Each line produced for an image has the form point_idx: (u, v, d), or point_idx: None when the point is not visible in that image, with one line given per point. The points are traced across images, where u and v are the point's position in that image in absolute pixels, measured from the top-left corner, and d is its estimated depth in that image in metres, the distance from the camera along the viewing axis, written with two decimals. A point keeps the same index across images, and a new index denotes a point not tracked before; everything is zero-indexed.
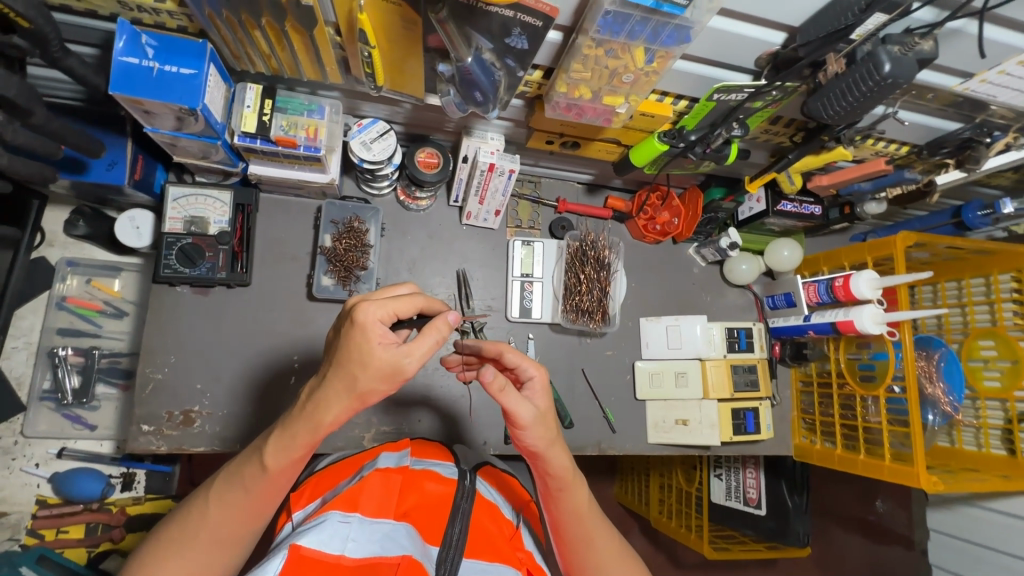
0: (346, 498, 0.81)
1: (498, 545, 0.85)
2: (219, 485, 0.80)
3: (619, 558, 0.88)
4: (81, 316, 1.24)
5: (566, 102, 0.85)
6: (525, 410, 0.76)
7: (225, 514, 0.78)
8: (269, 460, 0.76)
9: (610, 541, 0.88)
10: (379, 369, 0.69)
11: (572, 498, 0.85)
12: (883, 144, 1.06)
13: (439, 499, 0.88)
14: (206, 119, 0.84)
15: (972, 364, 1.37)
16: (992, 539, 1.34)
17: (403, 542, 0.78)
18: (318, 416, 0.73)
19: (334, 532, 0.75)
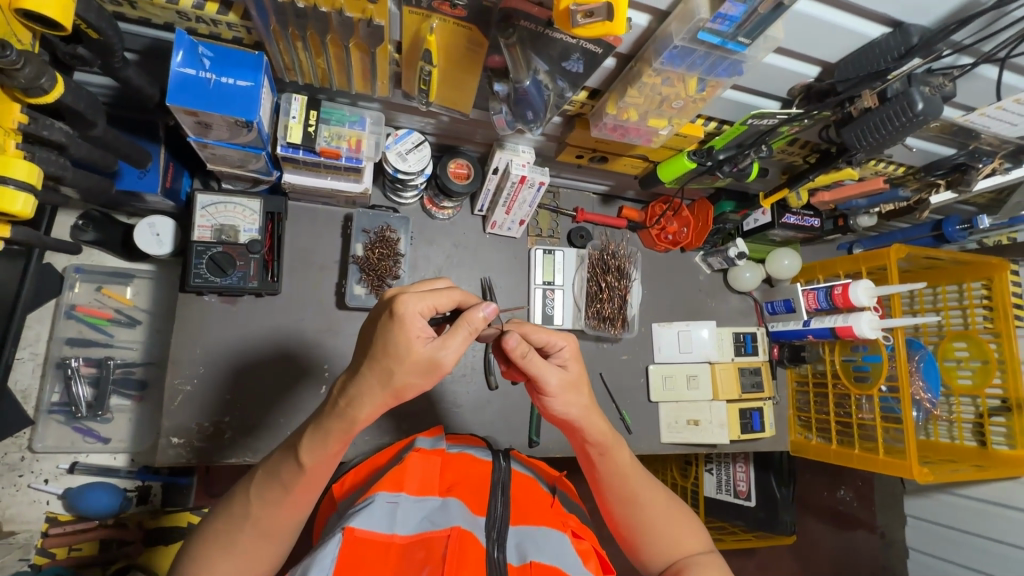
0: (389, 479, 0.82)
1: (543, 512, 0.83)
2: (257, 482, 0.75)
3: (665, 510, 0.88)
4: (91, 325, 1.19)
5: (613, 123, 0.89)
6: (551, 374, 0.80)
7: (267, 510, 0.74)
8: (307, 456, 0.72)
9: (654, 495, 0.89)
10: (416, 364, 0.66)
11: (613, 456, 0.88)
12: (884, 165, 1.16)
13: (478, 476, 0.88)
14: (259, 131, 0.84)
15: (947, 364, 1.47)
16: (975, 526, 1.50)
17: (451, 514, 0.77)
18: (350, 414, 0.70)
19: (381, 513, 0.75)
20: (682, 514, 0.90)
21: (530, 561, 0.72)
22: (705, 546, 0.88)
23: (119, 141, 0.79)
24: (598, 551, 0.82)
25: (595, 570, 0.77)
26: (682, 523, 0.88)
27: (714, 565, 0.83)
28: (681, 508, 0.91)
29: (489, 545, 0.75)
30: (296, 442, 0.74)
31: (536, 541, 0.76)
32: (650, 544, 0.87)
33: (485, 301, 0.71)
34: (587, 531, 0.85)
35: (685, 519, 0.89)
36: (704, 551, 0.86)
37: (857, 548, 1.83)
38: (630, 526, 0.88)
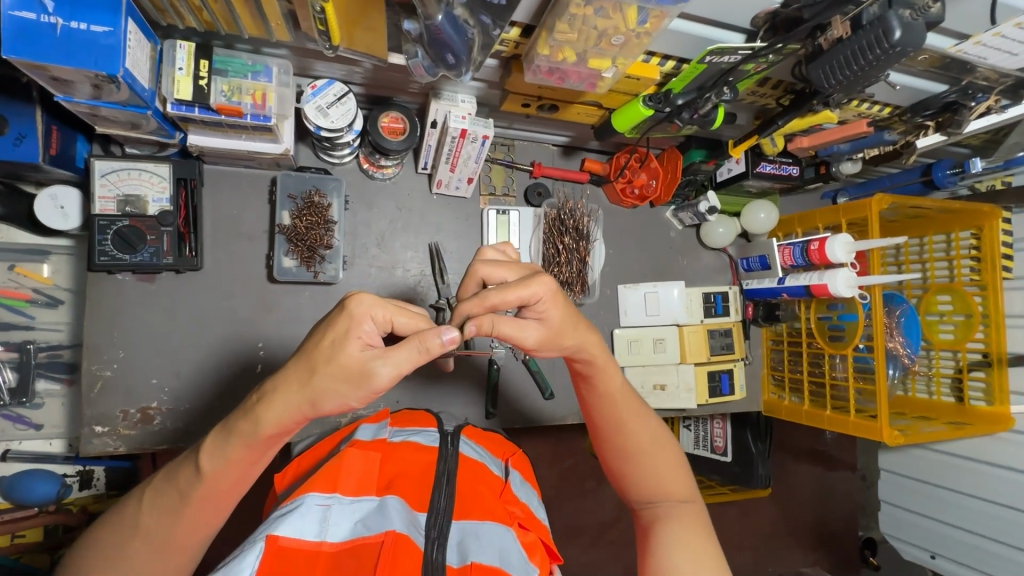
0: (323, 477, 0.70)
1: (489, 502, 0.74)
2: (152, 488, 0.67)
3: (658, 449, 0.82)
4: (7, 307, 1.11)
5: (548, 66, 0.78)
6: (527, 334, 0.73)
7: (161, 521, 0.66)
8: (207, 460, 0.64)
9: (650, 432, 0.83)
10: (346, 369, 0.59)
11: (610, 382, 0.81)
12: (868, 106, 1.03)
13: (422, 465, 0.77)
14: (128, 87, 0.73)
15: (929, 319, 1.38)
16: (944, 479, 1.50)
17: (389, 514, 0.66)
18: (258, 414, 0.61)
19: (310, 519, 0.64)
20: (675, 456, 0.84)
21: (470, 563, 0.64)
22: (692, 493, 0.83)
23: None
24: (545, 541, 0.76)
25: (539, 564, 0.72)
26: (673, 466, 0.82)
27: (697, 520, 0.79)
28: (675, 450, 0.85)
29: (426, 546, 0.65)
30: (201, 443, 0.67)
31: (480, 539, 0.67)
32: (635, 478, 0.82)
33: (446, 330, 0.61)
34: (536, 520, 0.78)
35: (677, 462, 0.83)
36: (691, 500, 0.82)
37: (831, 500, 1.83)
38: (616, 455, 0.83)
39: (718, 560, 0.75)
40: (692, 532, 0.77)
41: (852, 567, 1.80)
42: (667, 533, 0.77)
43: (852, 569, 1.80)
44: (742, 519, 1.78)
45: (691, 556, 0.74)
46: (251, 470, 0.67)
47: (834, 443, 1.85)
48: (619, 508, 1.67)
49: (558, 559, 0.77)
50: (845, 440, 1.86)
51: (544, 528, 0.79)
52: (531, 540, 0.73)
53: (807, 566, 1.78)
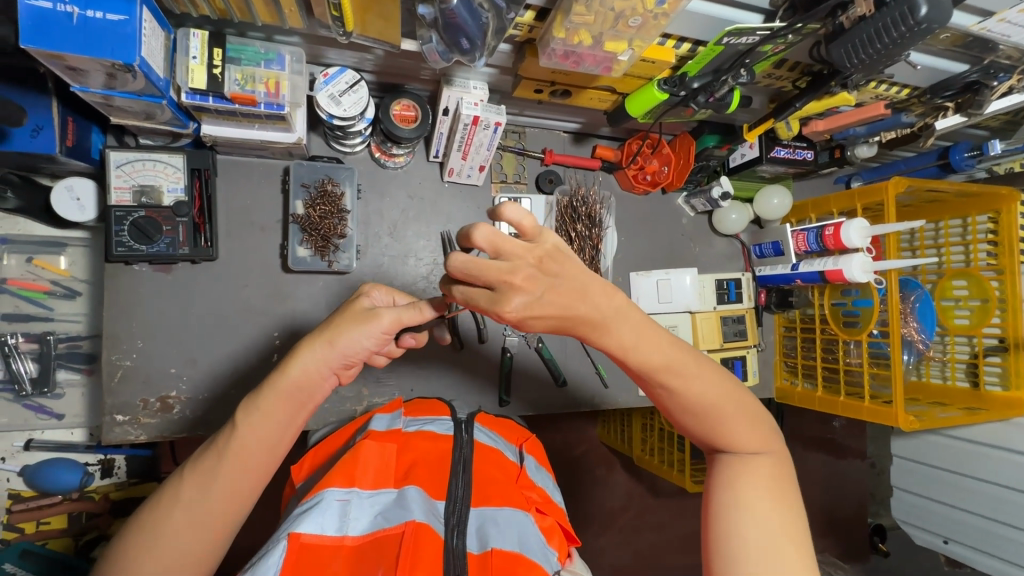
0: (341, 471, 0.70)
1: (506, 489, 0.74)
2: (191, 464, 0.71)
3: (723, 407, 0.74)
4: (26, 299, 1.12)
5: (563, 49, 0.77)
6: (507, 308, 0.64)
7: (201, 492, 0.69)
8: (244, 423, 0.70)
9: (713, 390, 0.73)
10: (357, 316, 0.75)
11: (658, 345, 0.69)
12: (885, 87, 1.02)
13: (438, 455, 0.78)
14: (144, 76, 0.73)
15: (943, 304, 1.37)
16: (957, 464, 1.49)
17: (409, 505, 0.66)
18: (286, 366, 0.72)
19: (331, 514, 0.65)
20: (742, 410, 0.76)
21: (491, 549, 0.63)
22: (762, 444, 0.76)
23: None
24: (563, 525, 0.77)
25: (558, 547, 0.73)
26: (740, 422, 0.75)
27: (767, 476, 0.73)
28: (742, 401, 0.77)
29: (447, 535, 0.66)
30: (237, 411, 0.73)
31: (499, 525, 0.67)
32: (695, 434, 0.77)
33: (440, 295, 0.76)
34: (553, 504, 0.79)
35: (745, 417, 0.75)
36: (761, 454, 0.76)
37: (840, 486, 1.84)
38: (675, 414, 0.76)
39: (792, 516, 0.71)
40: (762, 490, 0.72)
41: (863, 553, 1.80)
42: (735, 491, 0.72)
43: (862, 555, 1.80)
44: None
45: (762, 515, 0.70)
46: (283, 434, 0.73)
47: (845, 430, 1.85)
48: (630, 495, 1.68)
49: (576, 542, 0.78)
50: (855, 426, 1.86)
51: (562, 511, 0.80)
52: (550, 525, 0.74)
53: (818, 552, 1.79)
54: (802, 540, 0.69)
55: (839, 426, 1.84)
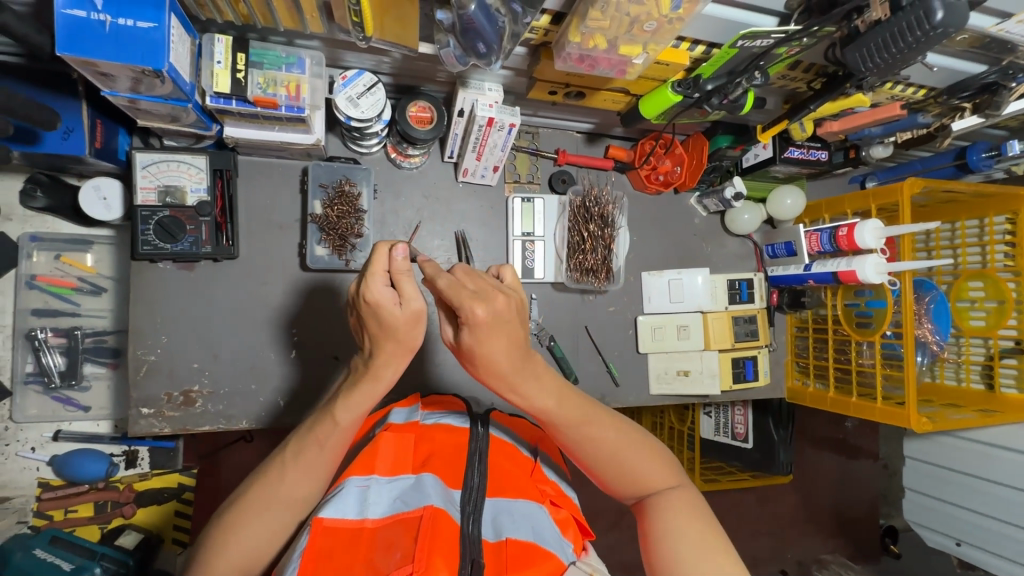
0: (360, 461, 0.73)
1: (520, 482, 0.76)
2: (291, 450, 0.73)
3: (631, 446, 0.81)
4: (54, 295, 1.16)
5: (578, 53, 0.78)
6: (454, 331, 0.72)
7: (301, 476, 0.71)
8: (344, 413, 0.71)
9: (620, 431, 0.81)
10: (406, 324, 0.66)
11: (568, 394, 0.79)
12: (901, 88, 1.01)
13: (454, 446, 0.79)
14: (172, 81, 0.75)
15: (958, 305, 1.35)
16: (970, 467, 1.48)
17: (426, 491, 0.68)
18: (376, 372, 0.70)
19: (351, 500, 0.67)
20: (649, 448, 0.82)
21: (506, 539, 0.66)
22: (674, 477, 0.81)
23: (8, 100, 0.74)
24: (578, 518, 0.78)
25: (574, 540, 0.74)
26: (650, 459, 0.81)
27: (687, 503, 0.77)
28: (647, 440, 0.84)
29: (463, 521, 0.68)
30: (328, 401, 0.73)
31: (513, 517, 0.69)
32: (614, 482, 0.81)
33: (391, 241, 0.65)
34: (567, 497, 0.80)
35: (651, 453, 0.82)
36: (677, 486, 0.80)
37: (850, 485, 1.84)
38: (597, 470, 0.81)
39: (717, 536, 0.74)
40: (686, 516, 0.75)
41: (873, 553, 1.80)
42: (664, 522, 0.75)
43: (873, 555, 1.80)
44: (762, 505, 1.79)
45: (691, 537, 0.72)
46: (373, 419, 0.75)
47: (856, 431, 1.84)
48: None
49: (591, 536, 0.79)
50: (867, 427, 1.85)
51: (576, 506, 0.82)
52: (564, 516, 0.76)
53: (828, 552, 1.79)
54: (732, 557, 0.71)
55: (851, 426, 1.84)
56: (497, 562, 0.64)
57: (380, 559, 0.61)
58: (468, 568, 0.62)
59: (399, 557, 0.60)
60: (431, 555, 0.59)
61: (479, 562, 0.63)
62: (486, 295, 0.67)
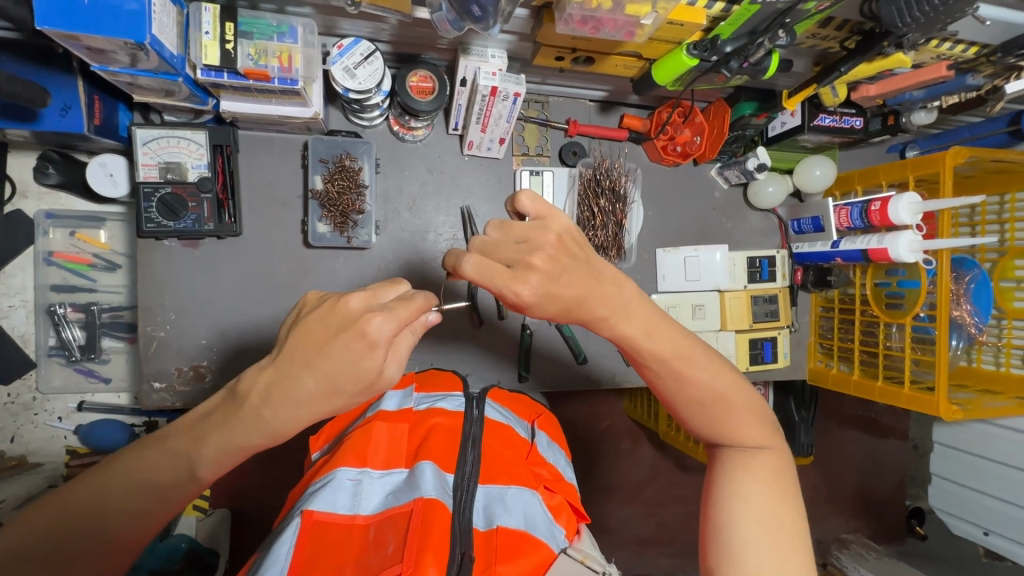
0: (352, 449, 0.70)
1: (515, 466, 0.74)
2: (124, 482, 0.65)
3: (726, 394, 0.76)
4: (72, 271, 1.19)
5: (581, 15, 0.73)
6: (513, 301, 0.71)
7: (131, 524, 0.65)
8: (204, 468, 0.65)
9: (719, 380, 0.76)
10: (361, 383, 0.61)
11: (666, 334, 0.74)
12: (949, 45, 0.90)
13: (448, 430, 0.76)
14: (157, 54, 0.74)
15: (1002, 285, 1.24)
16: (1004, 455, 1.39)
17: (417, 482, 0.65)
18: (267, 421, 0.62)
19: (342, 493, 0.65)
20: (746, 404, 0.77)
21: (496, 527, 0.64)
22: (766, 439, 0.77)
23: None
24: (573, 502, 0.76)
25: (567, 524, 0.73)
26: (744, 417, 0.76)
27: (767, 471, 0.74)
28: (747, 395, 0.78)
29: (456, 508, 0.65)
30: (188, 443, 0.65)
31: (506, 505, 0.67)
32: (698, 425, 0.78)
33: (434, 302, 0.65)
34: (564, 481, 0.78)
35: (743, 406, 0.77)
36: (759, 449, 0.76)
37: (876, 467, 1.78)
38: (683, 410, 0.78)
39: (791, 515, 0.71)
40: (762, 485, 0.73)
41: (894, 536, 1.75)
42: (734, 481, 0.74)
43: (896, 537, 1.76)
44: None
45: (755, 507, 0.71)
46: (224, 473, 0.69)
47: (882, 412, 1.77)
48: (651, 469, 1.66)
49: (586, 519, 0.77)
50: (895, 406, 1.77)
51: (573, 489, 0.80)
52: (558, 502, 0.74)
53: (845, 533, 1.74)
54: (795, 526, 0.70)
55: (877, 406, 1.77)
56: (486, 552, 0.62)
57: (372, 555, 0.59)
58: (459, 560, 0.59)
59: (390, 553, 0.58)
60: (421, 553, 0.56)
61: (470, 554, 0.59)
62: (527, 261, 0.64)
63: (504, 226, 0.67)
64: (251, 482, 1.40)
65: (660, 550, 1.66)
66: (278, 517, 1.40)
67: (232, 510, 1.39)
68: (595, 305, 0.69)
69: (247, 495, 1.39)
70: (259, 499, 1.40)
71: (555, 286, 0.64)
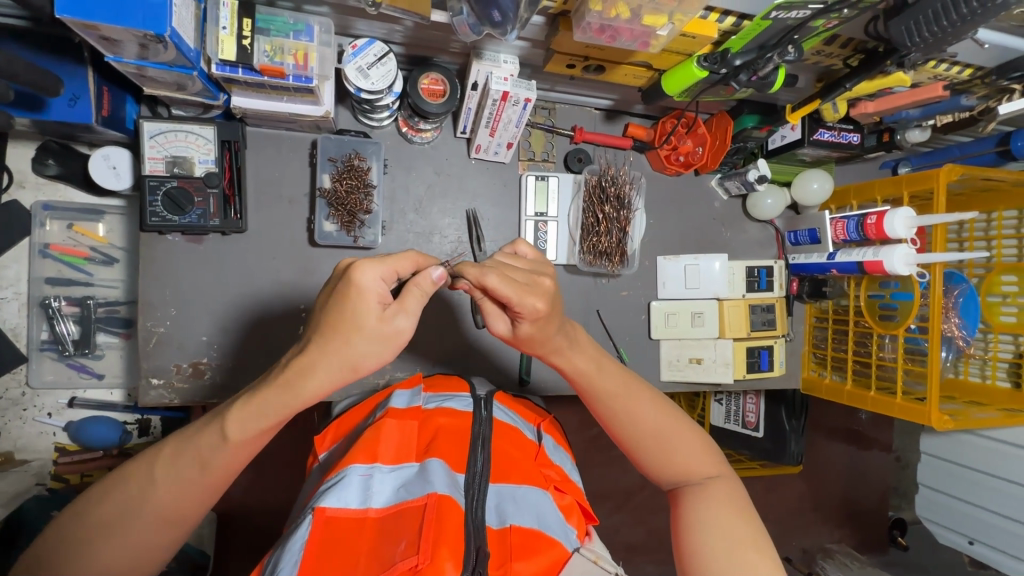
0: (363, 447, 0.70)
1: (525, 467, 0.74)
2: (165, 456, 0.67)
3: (671, 428, 0.81)
4: (68, 264, 1.17)
5: (599, 23, 0.74)
6: (499, 323, 0.75)
7: (171, 495, 0.66)
8: (235, 432, 0.64)
9: (661, 415, 0.81)
10: (370, 336, 0.60)
11: (606, 372, 0.81)
12: (945, 66, 0.94)
13: (458, 427, 0.76)
14: (176, 47, 0.74)
15: (988, 300, 1.28)
16: (989, 466, 1.43)
17: (429, 478, 0.65)
18: (298, 385, 0.62)
19: (353, 488, 0.65)
20: (692, 434, 0.82)
21: (509, 525, 0.64)
22: (715, 468, 0.80)
23: (9, 64, 0.73)
24: (582, 503, 0.77)
25: (577, 525, 0.73)
26: (692, 447, 0.81)
27: (726, 497, 0.76)
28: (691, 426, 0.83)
29: (468, 506, 0.65)
30: (225, 409, 0.66)
31: (517, 504, 0.67)
32: (653, 462, 0.82)
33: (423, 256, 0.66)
34: (571, 482, 0.79)
35: (691, 439, 0.81)
36: (716, 476, 0.79)
37: (862, 478, 1.81)
38: (634, 448, 0.82)
39: (758, 534, 0.73)
40: (721, 509, 0.75)
41: (880, 546, 1.78)
42: (694, 510, 0.76)
43: (880, 547, 1.79)
44: (770, 494, 1.76)
45: (723, 532, 0.72)
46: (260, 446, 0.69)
47: (869, 424, 1.81)
48: (644, 476, 1.67)
49: (595, 520, 0.78)
50: (881, 417, 1.81)
51: (580, 490, 0.80)
52: (568, 503, 0.74)
53: (833, 542, 1.77)
54: (764, 545, 0.72)
55: (865, 417, 1.80)
56: (500, 549, 0.62)
57: (385, 548, 0.59)
58: (474, 555, 0.59)
59: (404, 547, 0.57)
60: (436, 547, 0.56)
61: (484, 550, 0.59)
62: (536, 285, 0.68)
63: (511, 257, 0.74)
64: (244, 484, 1.38)
65: (649, 558, 1.66)
66: (266, 520, 1.38)
67: (222, 512, 1.36)
68: (562, 335, 0.76)
69: (238, 497, 1.37)
70: (248, 502, 1.37)
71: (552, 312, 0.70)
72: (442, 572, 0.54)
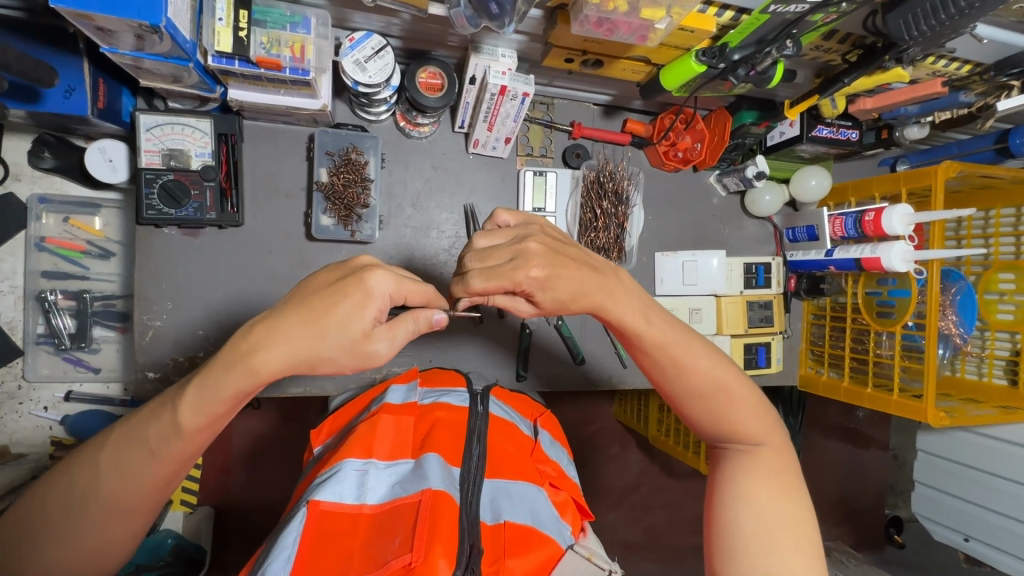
0: (358, 441, 0.70)
1: (520, 462, 0.74)
2: (112, 444, 0.65)
3: (725, 390, 0.77)
4: (64, 257, 1.16)
5: (597, 16, 0.74)
6: (521, 306, 0.73)
7: (121, 485, 0.64)
8: (186, 417, 0.62)
9: (717, 372, 0.77)
10: (339, 341, 0.60)
11: (659, 323, 0.75)
12: (944, 62, 0.94)
13: (453, 422, 0.75)
14: (171, 38, 0.73)
15: (986, 297, 1.27)
16: (985, 463, 1.43)
17: (424, 474, 0.64)
18: (252, 363, 0.60)
19: (348, 483, 0.64)
20: (746, 396, 0.78)
21: (504, 521, 0.64)
22: (763, 435, 0.78)
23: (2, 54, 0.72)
24: (577, 500, 0.77)
25: (571, 522, 0.73)
26: (744, 411, 0.77)
27: (769, 469, 0.75)
28: (746, 386, 0.79)
29: (463, 501, 0.65)
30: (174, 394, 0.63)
31: (512, 499, 0.67)
32: (699, 419, 0.80)
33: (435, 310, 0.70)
34: (567, 478, 0.78)
35: (744, 401, 0.78)
36: (761, 445, 0.78)
37: (858, 476, 1.81)
38: (680, 401, 0.79)
39: (797, 511, 0.72)
40: (761, 483, 0.74)
41: (876, 543, 1.79)
42: (733, 484, 0.75)
43: (876, 545, 1.79)
44: None
45: (760, 512, 0.72)
46: (222, 427, 0.67)
47: (867, 422, 1.81)
48: (641, 473, 1.67)
49: (590, 517, 0.78)
50: (878, 415, 1.81)
51: (575, 487, 0.80)
52: (562, 499, 0.74)
53: (829, 540, 1.77)
54: (803, 523, 0.71)
55: (862, 415, 1.80)
56: (495, 545, 0.62)
57: (378, 544, 0.59)
58: (468, 552, 0.59)
59: (398, 544, 0.57)
60: (430, 544, 0.56)
61: (478, 547, 0.59)
62: (522, 252, 0.67)
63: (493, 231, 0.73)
64: (241, 479, 1.38)
65: (646, 554, 1.66)
66: (263, 515, 1.38)
67: (219, 507, 1.36)
68: (596, 281, 0.71)
69: (234, 492, 1.37)
70: (244, 496, 1.37)
71: (558, 268, 0.68)
72: (436, 570, 0.55)
